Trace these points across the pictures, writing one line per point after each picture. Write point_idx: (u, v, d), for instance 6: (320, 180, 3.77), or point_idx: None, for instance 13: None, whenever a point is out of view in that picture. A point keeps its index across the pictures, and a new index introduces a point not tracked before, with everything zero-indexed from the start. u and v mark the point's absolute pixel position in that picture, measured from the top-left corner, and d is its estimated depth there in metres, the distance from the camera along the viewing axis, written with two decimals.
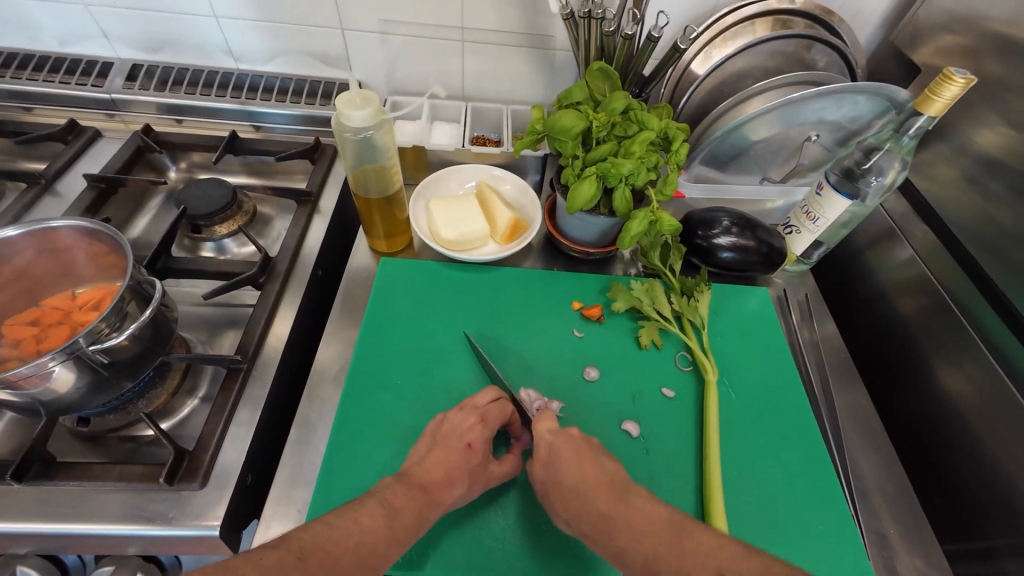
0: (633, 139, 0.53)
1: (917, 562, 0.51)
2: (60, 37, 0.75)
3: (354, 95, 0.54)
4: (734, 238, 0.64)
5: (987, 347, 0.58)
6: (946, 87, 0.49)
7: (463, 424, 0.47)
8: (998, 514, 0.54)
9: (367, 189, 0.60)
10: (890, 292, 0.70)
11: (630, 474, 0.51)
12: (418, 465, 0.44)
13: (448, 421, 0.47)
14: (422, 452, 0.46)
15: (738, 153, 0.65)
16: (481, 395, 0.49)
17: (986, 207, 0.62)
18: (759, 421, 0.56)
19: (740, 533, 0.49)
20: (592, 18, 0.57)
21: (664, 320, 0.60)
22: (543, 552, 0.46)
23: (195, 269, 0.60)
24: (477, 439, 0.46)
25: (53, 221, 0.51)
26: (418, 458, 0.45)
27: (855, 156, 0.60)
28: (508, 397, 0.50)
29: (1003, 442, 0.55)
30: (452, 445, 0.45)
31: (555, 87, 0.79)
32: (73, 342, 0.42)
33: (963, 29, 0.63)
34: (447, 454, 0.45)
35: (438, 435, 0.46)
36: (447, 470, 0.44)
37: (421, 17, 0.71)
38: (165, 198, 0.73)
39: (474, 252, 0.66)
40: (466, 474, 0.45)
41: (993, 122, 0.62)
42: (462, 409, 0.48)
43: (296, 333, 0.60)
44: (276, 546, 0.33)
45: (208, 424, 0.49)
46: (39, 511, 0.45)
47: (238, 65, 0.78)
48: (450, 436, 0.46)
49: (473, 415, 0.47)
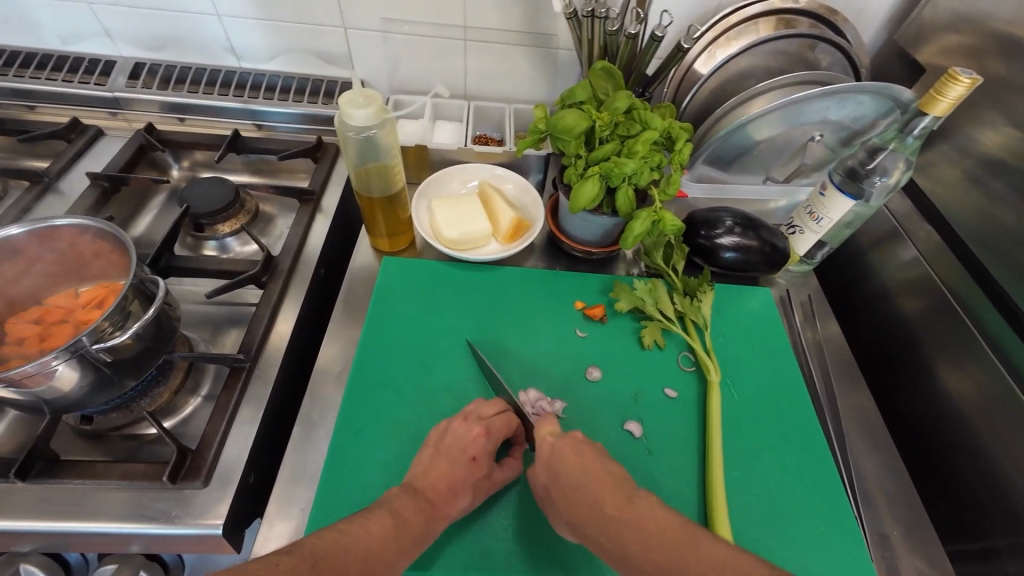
0: (636, 138, 0.53)
1: (919, 563, 0.51)
2: (63, 36, 0.75)
3: (356, 94, 0.54)
4: (737, 238, 0.64)
5: (990, 348, 0.58)
6: (950, 87, 0.49)
7: (468, 435, 0.46)
8: (998, 514, 0.54)
9: (369, 188, 0.60)
10: (893, 293, 0.69)
11: (633, 475, 0.51)
12: (422, 476, 0.44)
13: (451, 431, 0.47)
14: (425, 462, 0.46)
15: (741, 153, 0.65)
16: (486, 406, 0.49)
17: (989, 208, 0.62)
18: (761, 421, 0.56)
19: (742, 533, 0.49)
20: (595, 17, 0.57)
21: (666, 320, 0.60)
22: (546, 553, 0.46)
23: (197, 268, 0.60)
24: (481, 452, 0.46)
25: (56, 220, 0.51)
26: (422, 468, 0.45)
27: (858, 156, 0.59)
28: (512, 409, 0.50)
29: (1005, 442, 0.55)
30: (456, 458, 0.45)
31: (558, 85, 0.78)
32: (76, 341, 0.42)
33: (968, 29, 0.62)
34: (452, 465, 0.44)
35: (441, 446, 0.46)
36: (452, 475, 0.44)
37: (423, 16, 0.71)
38: (166, 197, 0.73)
39: (476, 251, 0.66)
40: (469, 485, 0.45)
41: (997, 122, 0.61)
42: (466, 419, 0.48)
43: (299, 331, 0.60)
44: (289, 552, 0.34)
45: (210, 422, 0.49)
46: (42, 509, 0.45)
47: (241, 63, 0.78)
48: (453, 448, 0.46)
49: (478, 426, 0.47)
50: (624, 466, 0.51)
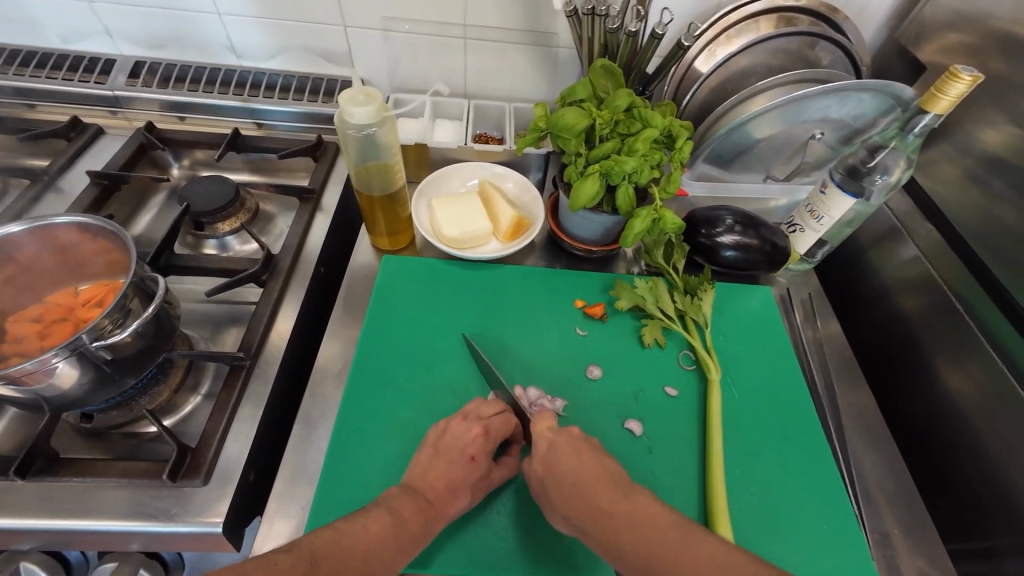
0: (637, 136, 0.53)
1: (920, 562, 0.51)
2: (63, 35, 0.75)
3: (356, 92, 0.54)
4: (737, 236, 0.64)
5: (991, 346, 0.58)
6: (951, 85, 0.49)
7: (467, 435, 0.46)
8: (999, 514, 0.54)
9: (369, 186, 0.60)
10: (893, 291, 0.69)
11: (633, 473, 0.51)
12: (421, 476, 0.44)
13: (450, 431, 0.47)
14: (424, 462, 0.45)
15: (741, 152, 0.65)
16: (486, 406, 0.49)
17: (990, 206, 0.62)
18: (762, 419, 0.56)
19: (741, 531, 0.49)
20: (595, 15, 0.57)
21: (667, 318, 0.60)
22: (546, 551, 0.46)
23: (197, 266, 0.60)
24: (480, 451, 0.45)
25: (56, 218, 0.51)
26: (421, 469, 0.45)
27: (859, 154, 0.59)
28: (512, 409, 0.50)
29: (1006, 441, 0.54)
30: (455, 458, 0.45)
31: (558, 83, 0.78)
32: (76, 339, 0.42)
33: (969, 27, 0.62)
34: (452, 463, 0.44)
35: (439, 445, 0.46)
36: (451, 474, 0.44)
37: (423, 15, 0.71)
38: (169, 196, 0.73)
39: (476, 249, 0.66)
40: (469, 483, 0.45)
41: (997, 121, 0.61)
42: (466, 418, 0.48)
43: (298, 330, 0.60)
44: (287, 551, 0.34)
45: (210, 420, 0.49)
46: (42, 507, 0.45)
47: (241, 62, 0.78)
48: (452, 447, 0.45)
49: (477, 426, 0.47)
50: (625, 465, 0.51)
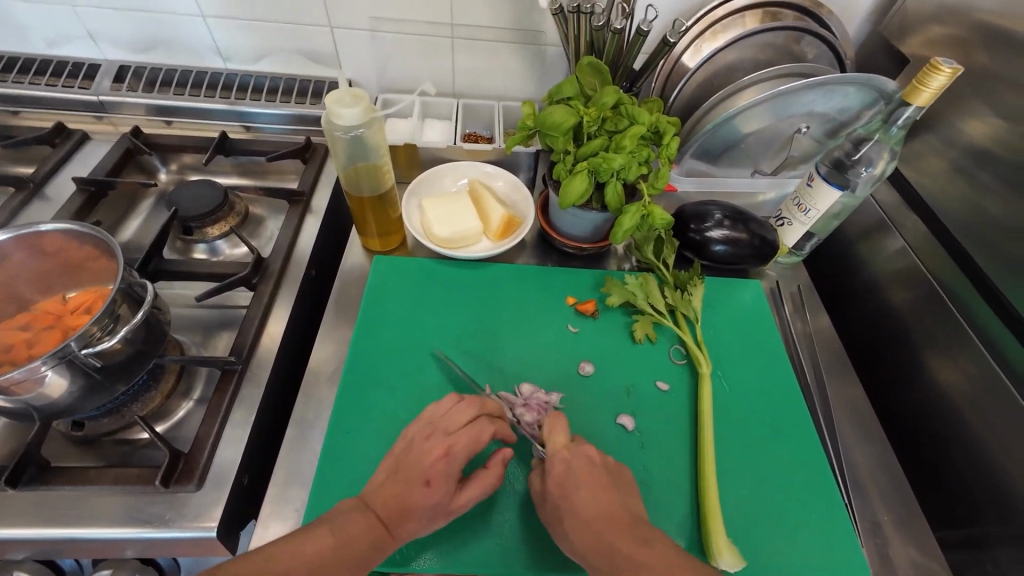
0: (624, 134, 0.53)
1: (910, 551, 0.52)
2: (48, 39, 0.74)
3: (343, 93, 0.54)
4: (726, 231, 0.65)
5: (979, 338, 0.59)
6: (933, 78, 0.49)
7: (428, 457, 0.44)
8: (989, 503, 0.54)
9: (359, 187, 0.60)
10: (882, 283, 0.70)
11: (626, 467, 0.51)
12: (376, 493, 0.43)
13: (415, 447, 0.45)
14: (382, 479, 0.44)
15: (729, 146, 0.65)
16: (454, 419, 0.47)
17: (976, 198, 0.62)
18: (753, 413, 0.57)
19: (734, 523, 0.49)
20: (581, 13, 0.57)
21: (658, 313, 0.60)
22: (541, 548, 0.47)
23: (187, 271, 0.59)
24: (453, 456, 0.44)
25: (42, 225, 0.51)
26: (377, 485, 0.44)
27: (845, 147, 0.60)
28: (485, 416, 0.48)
29: (994, 431, 0.55)
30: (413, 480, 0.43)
31: (548, 80, 0.78)
32: (65, 347, 0.42)
33: (952, 21, 0.63)
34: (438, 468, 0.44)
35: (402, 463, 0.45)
36: (408, 495, 0.42)
37: (411, 15, 0.71)
38: (154, 198, 0.72)
39: (467, 249, 0.66)
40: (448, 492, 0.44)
41: (981, 113, 0.62)
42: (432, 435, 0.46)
43: (290, 333, 0.60)
44: None
45: (203, 424, 0.49)
46: (35, 515, 0.45)
47: (228, 64, 0.77)
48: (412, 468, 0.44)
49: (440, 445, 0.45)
50: (619, 460, 0.51)
